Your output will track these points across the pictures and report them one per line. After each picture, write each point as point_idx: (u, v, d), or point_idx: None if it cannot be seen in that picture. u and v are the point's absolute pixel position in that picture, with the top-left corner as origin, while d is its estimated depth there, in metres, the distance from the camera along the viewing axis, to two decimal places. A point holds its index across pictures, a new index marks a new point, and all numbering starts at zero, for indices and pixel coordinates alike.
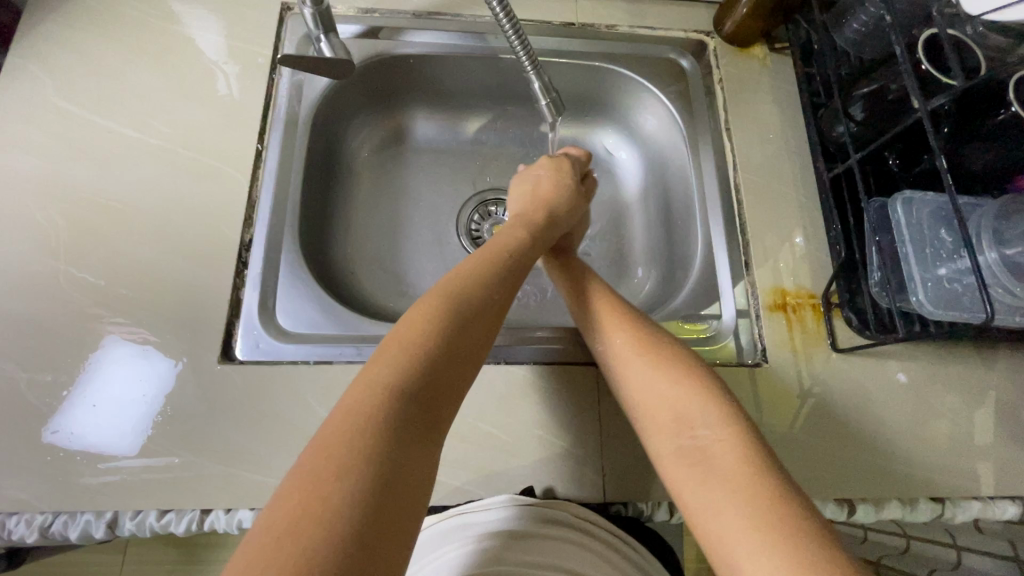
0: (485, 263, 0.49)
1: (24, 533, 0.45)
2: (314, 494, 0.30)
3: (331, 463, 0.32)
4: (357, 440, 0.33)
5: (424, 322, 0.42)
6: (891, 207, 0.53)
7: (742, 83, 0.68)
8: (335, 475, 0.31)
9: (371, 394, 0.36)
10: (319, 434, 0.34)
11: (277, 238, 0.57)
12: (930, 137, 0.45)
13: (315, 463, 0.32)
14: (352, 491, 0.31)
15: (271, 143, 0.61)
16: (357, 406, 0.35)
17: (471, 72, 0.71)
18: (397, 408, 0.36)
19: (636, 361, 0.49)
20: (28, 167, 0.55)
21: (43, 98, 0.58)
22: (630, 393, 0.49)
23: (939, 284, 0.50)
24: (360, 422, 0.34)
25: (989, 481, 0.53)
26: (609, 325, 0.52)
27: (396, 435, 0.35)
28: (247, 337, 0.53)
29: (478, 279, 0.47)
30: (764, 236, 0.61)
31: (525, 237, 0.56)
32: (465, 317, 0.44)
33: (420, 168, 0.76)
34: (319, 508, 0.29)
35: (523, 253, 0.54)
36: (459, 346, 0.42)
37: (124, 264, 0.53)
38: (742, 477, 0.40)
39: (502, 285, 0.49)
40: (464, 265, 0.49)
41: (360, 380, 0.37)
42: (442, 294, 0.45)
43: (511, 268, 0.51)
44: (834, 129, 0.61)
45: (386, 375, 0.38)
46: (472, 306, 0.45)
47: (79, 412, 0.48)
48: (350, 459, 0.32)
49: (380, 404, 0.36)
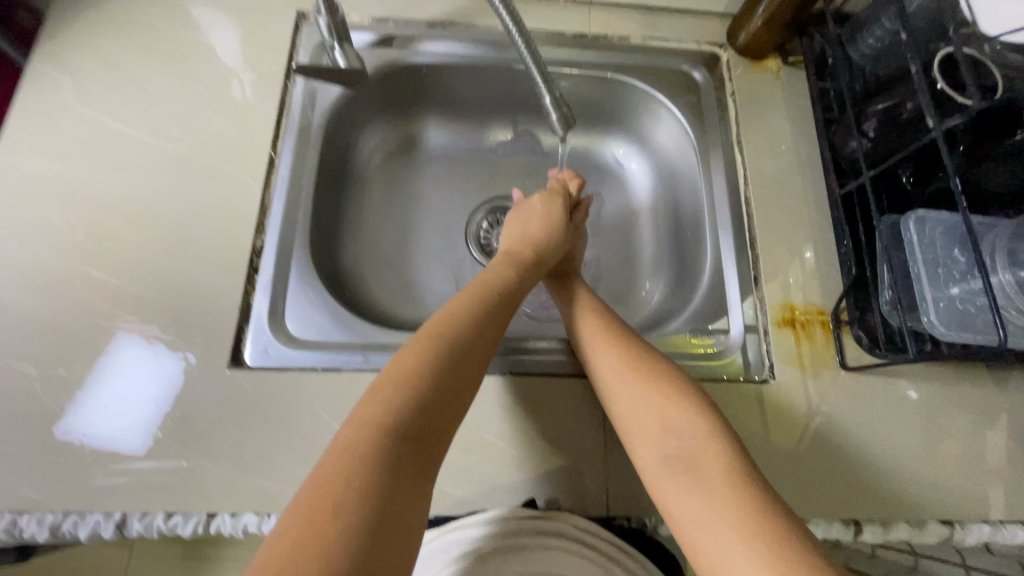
0: (477, 296, 0.51)
1: (35, 531, 0.46)
2: (313, 530, 0.31)
3: (327, 500, 0.33)
4: (354, 476, 0.34)
5: (418, 358, 0.43)
6: (903, 225, 0.53)
7: (754, 96, 0.68)
8: (332, 513, 0.32)
9: (367, 430, 0.37)
10: (316, 470, 0.35)
11: (288, 244, 0.58)
12: (945, 157, 0.44)
13: (312, 499, 0.33)
14: (348, 526, 0.32)
15: (284, 150, 0.61)
16: (352, 442, 0.36)
17: (482, 81, 0.71)
18: (392, 444, 0.37)
19: (625, 374, 0.49)
20: (47, 171, 0.56)
21: (63, 102, 0.60)
22: (617, 406, 0.48)
23: (951, 305, 0.50)
24: (356, 457, 0.35)
25: (999, 504, 0.53)
26: (600, 341, 0.53)
27: (392, 470, 0.36)
28: (257, 343, 0.53)
29: (472, 313, 0.48)
30: (774, 251, 0.61)
31: (513, 271, 0.56)
32: (459, 353, 0.45)
33: (430, 175, 0.76)
34: (317, 544, 0.30)
35: (517, 286, 0.55)
36: (454, 380, 0.43)
37: (138, 267, 0.54)
38: (725, 488, 0.39)
39: (495, 316, 0.50)
40: (458, 300, 0.50)
41: (356, 417, 0.39)
42: (436, 329, 0.46)
43: (503, 300, 0.52)
44: (847, 144, 0.60)
45: (381, 412, 0.38)
46: (467, 342, 0.46)
47: (91, 412, 0.49)
48: (347, 496, 0.33)
49: (375, 440, 0.37)
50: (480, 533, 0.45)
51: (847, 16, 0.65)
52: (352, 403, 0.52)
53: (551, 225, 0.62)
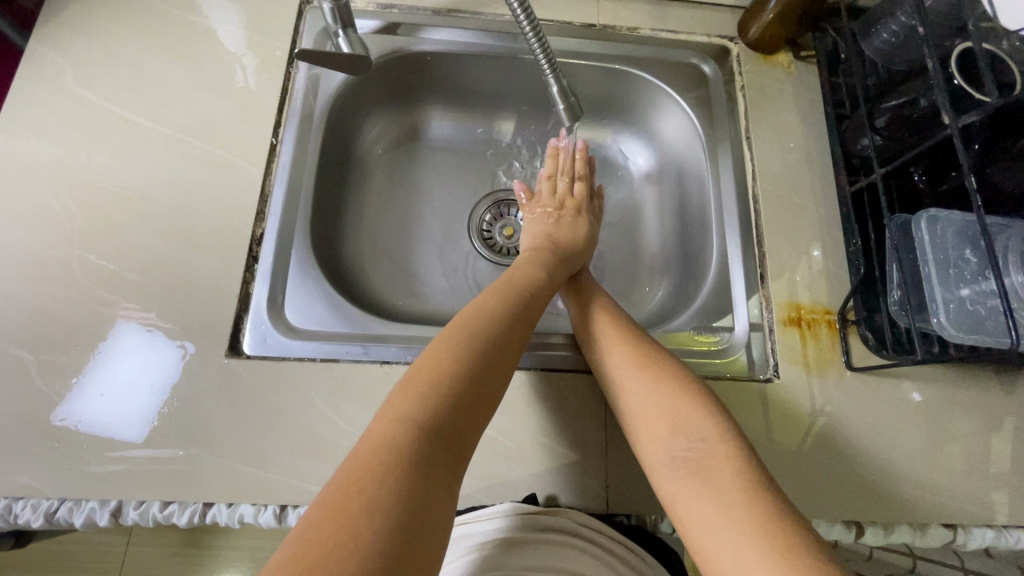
0: (499, 295, 0.50)
1: (30, 518, 0.45)
2: (346, 529, 0.30)
3: (359, 499, 0.31)
4: (386, 475, 0.33)
5: (448, 360, 0.42)
6: (915, 225, 0.52)
7: (764, 91, 0.67)
8: (366, 512, 0.31)
9: (398, 430, 0.36)
10: (344, 468, 0.34)
11: (289, 232, 0.57)
12: (961, 155, 0.43)
13: (342, 497, 0.31)
14: (382, 527, 0.30)
15: (285, 137, 0.60)
16: (383, 441, 0.35)
17: (488, 71, 0.70)
18: (423, 445, 0.36)
19: (635, 372, 0.48)
20: (46, 155, 0.56)
21: (61, 85, 0.59)
22: (627, 405, 0.48)
23: (962, 306, 0.49)
24: (388, 456, 0.34)
25: (1004, 509, 0.52)
26: (609, 338, 0.52)
27: (423, 472, 0.34)
28: (255, 332, 0.53)
29: (499, 315, 0.48)
30: (781, 249, 0.60)
31: (538, 271, 0.56)
32: (487, 355, 0.44)
33: (434, 165, 0.75)
34: (351, 544, 0.29)
35: (542, 288, 0.54)
36: (481, 383, 0.42)
37: (136, 253, 0.53)
38: (736, 490, 0.39)
39: (517, 314, 0.49)
40: (484, 301, 0.49)
41: (385, 417, 0.37)
42: (464, 331, 0.45)
43: (524, 298, 0.51)
44: (858, 141, 0.59)
45: (411, 412, 0.38)
46: (494, 345, 0.45)
47: (88, 399, 0.48)
48: (380, 495, 0.32)
49: (407, 440, 0.35)
50: (483, 529, 0.45)
51: (861, 10, 0.64)
52: (350, 394, 0.51)
53: (570, 227, 0.63)
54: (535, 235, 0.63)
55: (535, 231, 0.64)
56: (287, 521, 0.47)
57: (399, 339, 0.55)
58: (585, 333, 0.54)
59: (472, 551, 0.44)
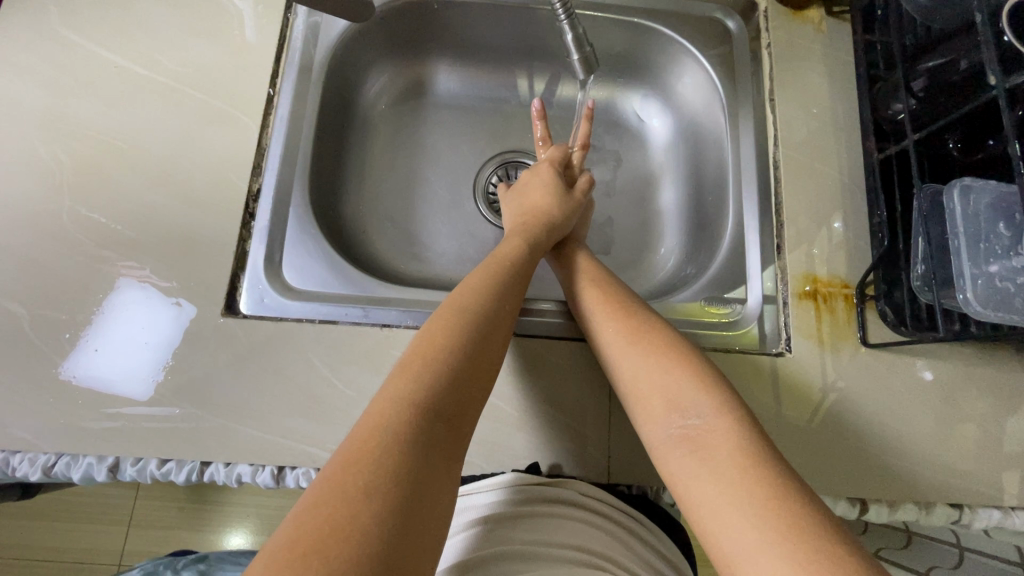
0: (489, 271, 0.48)
1: (28, 471, 0.45)
2: (345, 510, 0.29)
3: (355, 479, 0.30)
4: (383, 456, 0.32)
5: (442, 338, 0.40)
6: (946, 195, 0.49)
7: (792, 48, 0.63)
8: (362, 493, 0.30)
9: (395, 408, 0.35)
10: (340, 451, 0.32)
11: (286, 190, 0.55)
12: (1005, 118, 0.40)
13: (338, 481, 0.30)
14: (380, 509, 0.29)
15: (283, 89, 0.58)
16: (380, 422, 0.34)
17: (498, 21, 0.67)
18: (421, 424, 0.35)
19: (630, 349, 0.47)
20: (33, 101, 0.53)
21: (48, 27, 0.56)
22: (624, 384, 0.46)
23: (990, 282, 0.46)
24: (385, 436, 0.33)
25: (1013, 490, 0.51)
26: (604, 313, 0.50)
27: (422, 451, 0.33)
28: (253, 291, 0.51)
29: (493, 289, 0.46)
30: (800, 218, 0.57)
31: (531, 245, 0.54)
32: (483, 331, 0.42)
33: (439, 123, 0.72)
34: (347, 525, 0.28)
35: (532, 261, 0.52)
36: (478, 360, 0.41)
37: (130, 207, 0.51)
38: (742, 465, 0.37)
39: (511, 291, 0.47)
40: (478, 277, 0.47)
41: (380, 398, 0.36)
42: (456, 307, 0.43)
43: (515, 273, 0.49)
44: (890, 106, 0.55)
45: (408, 390, 0.36)
46: (490, 319, 0.44)
47: (84, 354, 0.48)
48: (378, 476, 0.31)
49: (404, 420, 0.34)
50: (485, 501, 0.45)
51: None
52: (349, 357, 0.50)
53: (551, 193, 0.59)
54: (515, 208, 0.60)
55: (514, 206, 0.61)
56: (285, 482, 0.47)
57: (400, 302, 0.53)
58: (579, 309, 0.53)
59: (475, 524, 0.43)
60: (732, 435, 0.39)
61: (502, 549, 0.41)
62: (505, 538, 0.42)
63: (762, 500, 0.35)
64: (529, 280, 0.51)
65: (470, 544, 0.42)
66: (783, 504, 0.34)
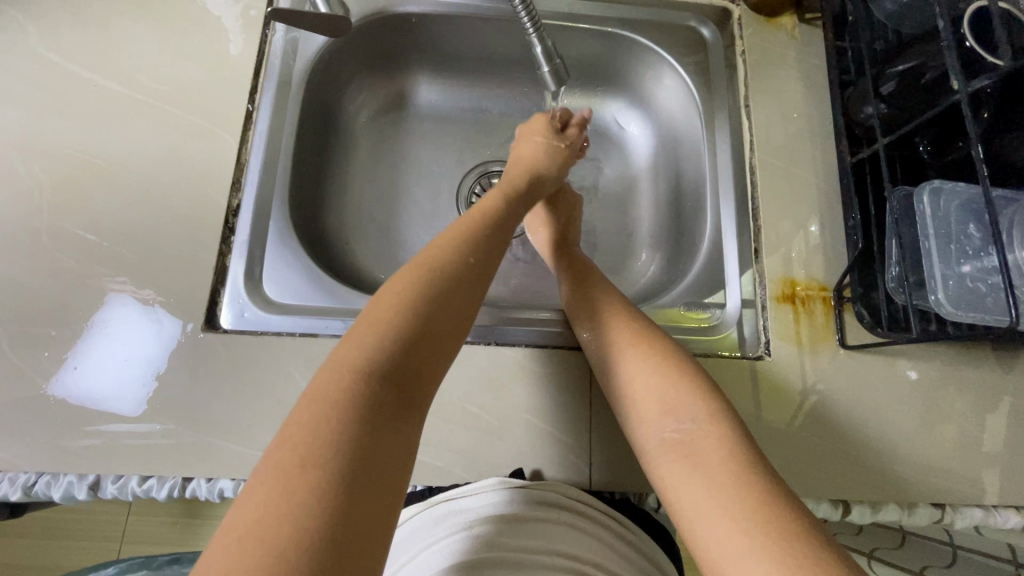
0: (459, 228, 0.47)
1: (7, 491, 0.45)
2: (282, 487, 0.30)
3: (294, 453, 0.31)
4: (325, 428, 0.32)
5: (399, 297, 0.40)
6: (916, 197, 0.49)
7: (766, 55, 0.63)
8: (300, 466, 0.30)
9: (342, 376, 0.35)
10: (288, 422, 0.33)
11: (266, 204, 0.56)
12: (968, 122, 0.40)
13: (282, 457, 0.31)
14: (317, 482, 0.30)
15: (262, 104, 0.58)
16: (324, 391, 0.34)
17: (475, 33, 0.67)
18: (368, 391, 0.35)
19: (628, 353, 0.47)
20: (13, 122, 0.54)
21: (28, 49, 0.56)
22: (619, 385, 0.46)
23: (961, 283, 0.47)
24: (329, 408, 0.33)
25: (994, 489, 0.51)
26: (602, 317, 0.50)
27: (367, 419, 0.34)
28: (233, 305, 0.52)
29: (464, 246, 0.45)
30: (776, 223, 0.58)
31: (510, 206, 0.52)
32: (445, 288, 0.41)
33: (421, 134, 0.72)
34: (284, 502, 0.29)
35: (507, 216, 0.51)
36: (438, 315, 0.40)
37: (109, 225, 0.52)
38: (732, 473, 0.37)
39: (480, 245, 0.46)
40: (447, 234, 0.46)
41: (331, 364, 0.36)
42: (418, 264, 0.42)
43: (487, 227, 0.48)
44: (862, 110, 0.56)
45: (358, 356, 0.36)
46: (453, 274, 0.42)
47: (65, 372, 0.48)
48: (317, 449, 0.31)
49: (350, 388, 0.34)
50: (473, 506, 0.45)
51: None
52: None
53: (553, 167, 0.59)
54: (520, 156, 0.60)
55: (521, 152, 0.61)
56: None
57: None
58: (575, 306, 0.53)
59: (463, 529, 0.44)
60: (724, 443, 0.39)
61: (489, 556, 0.42)
62: (492, 544, 0.43)
63: (750, 509, 0.35)
64: (510, 234, 0.50)
65: (459, 549, 0.42)
66: (771, 515, 0.35)
